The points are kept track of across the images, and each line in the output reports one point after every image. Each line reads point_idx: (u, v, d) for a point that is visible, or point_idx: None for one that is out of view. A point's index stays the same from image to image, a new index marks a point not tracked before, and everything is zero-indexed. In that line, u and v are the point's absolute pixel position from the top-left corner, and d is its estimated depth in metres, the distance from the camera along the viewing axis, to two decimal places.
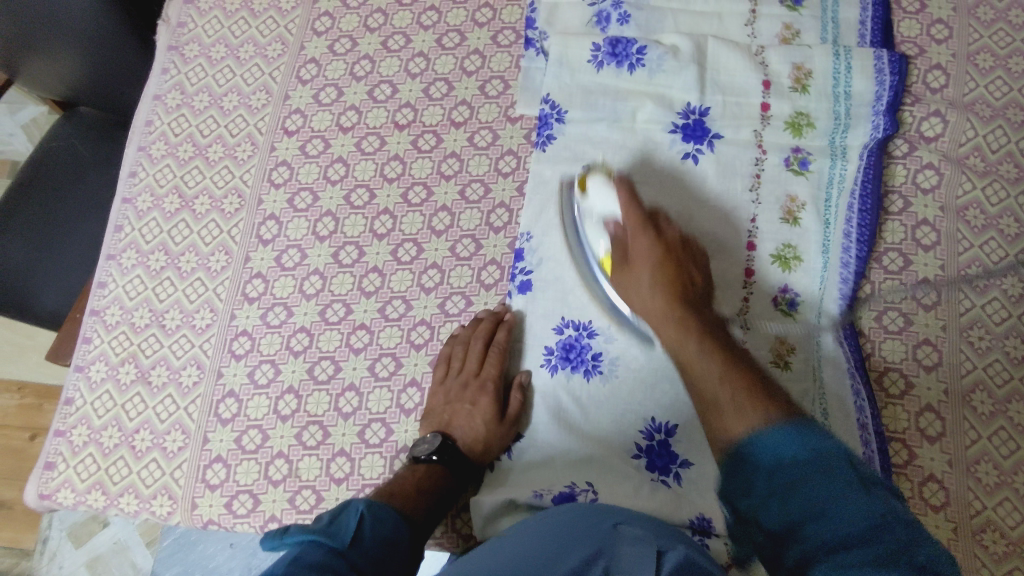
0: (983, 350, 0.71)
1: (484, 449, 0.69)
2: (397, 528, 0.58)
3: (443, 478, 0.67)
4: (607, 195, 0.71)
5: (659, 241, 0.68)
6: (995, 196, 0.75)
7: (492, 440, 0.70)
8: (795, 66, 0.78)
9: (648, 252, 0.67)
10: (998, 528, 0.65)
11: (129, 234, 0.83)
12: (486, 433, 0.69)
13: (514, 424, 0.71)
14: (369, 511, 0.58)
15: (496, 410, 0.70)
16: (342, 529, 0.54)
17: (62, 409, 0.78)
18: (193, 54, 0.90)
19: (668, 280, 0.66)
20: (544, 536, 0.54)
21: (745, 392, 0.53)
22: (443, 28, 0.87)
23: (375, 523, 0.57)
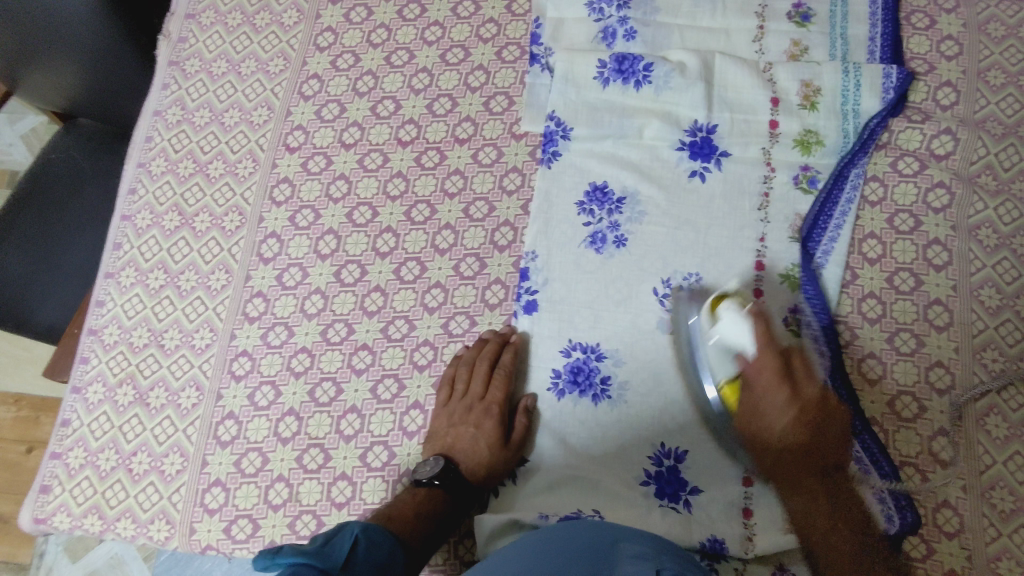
0: (996, 373, 0.69)
1: (488, 474, 0.68)
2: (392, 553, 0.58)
3: (443, 501, 0.65)
4: (735, 330, 0.62)
5: (795, 401, 0.60)
6: (1008, 215, 0.74)
7: (496, 464, 0.68)
8: (803, 83, 0.77)
9: (782, 402, 0.60)
10: (1014, 556, 0.64)
11: (127, 253, 0.82)
12: (491, 458, 0.68)
13: (520, 448, 0.69)
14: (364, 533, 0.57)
15: (500, 434, 0.68)
16: (335, 551, 0.54)
17: (59, 431, 0.76)
18: (194, 70, 0.89)
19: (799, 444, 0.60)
20: (542, 554, 0.53)
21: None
22: (447, 44, 0.86)
23: (369, 547, 0.56)
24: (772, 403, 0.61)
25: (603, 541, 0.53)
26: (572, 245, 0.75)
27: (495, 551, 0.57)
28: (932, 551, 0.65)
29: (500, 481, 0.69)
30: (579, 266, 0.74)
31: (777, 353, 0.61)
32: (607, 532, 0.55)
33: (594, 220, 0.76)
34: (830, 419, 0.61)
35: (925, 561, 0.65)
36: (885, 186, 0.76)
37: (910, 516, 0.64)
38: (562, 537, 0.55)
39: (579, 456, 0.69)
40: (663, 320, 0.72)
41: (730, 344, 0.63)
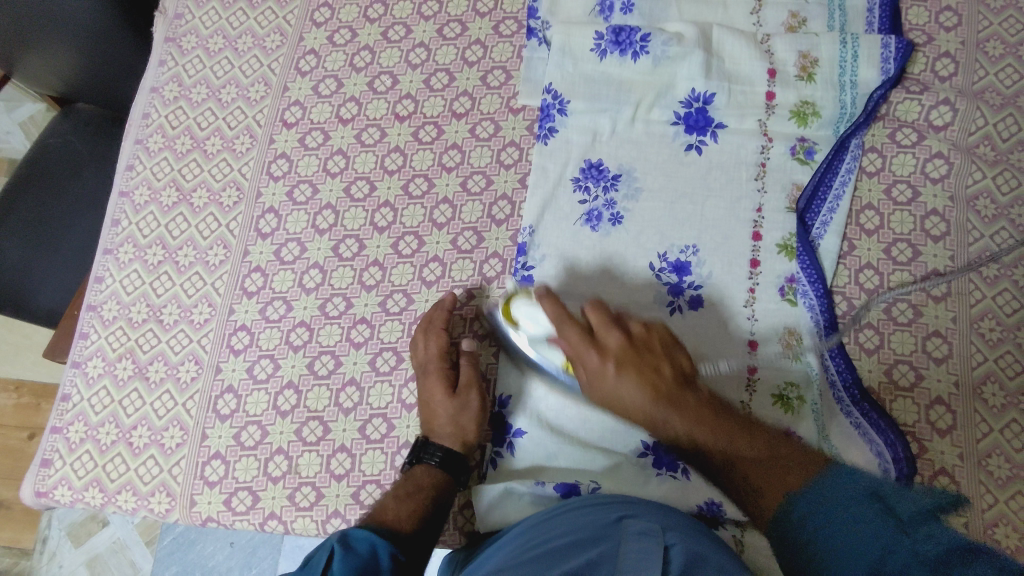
0: (993, 342, 0.69)
1: (460, 429, 0.68)
2: (376, 565, 0.52)
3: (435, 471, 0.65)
4: (541, 318, 0.67)
5: (608, 356, 0.65)
6: (1006, 185, 0.74)
7: (457, 417, 0.68)
8: (801, 54, 0.77)
9: (603, 368, 0.65)
10: (1010, 522, 0.65)
11: (125, 229, 0.82)
12: (453, 415, 0.68)
13: (476, 393, 0.69)
14: (342, 544, 0.52)
15: (446, 389, 0.68)
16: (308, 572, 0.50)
17: (59, 406, 0.77)
18: (190, 46, 0.89)
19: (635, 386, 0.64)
20: (549, 541, 0.55)
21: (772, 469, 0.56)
22: (444, 19, 0.86)
23: (346, 557, 0.51)
24: (604, 370, 0.65)
25: (608, 520, 0.55)
26: (567, 222, 0.75)
27: (505, 543, 0.59)
28: None
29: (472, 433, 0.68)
30: (574, 241, 0.74)
31: (571, 324, 0.66)
32: (612, 511, 0.56)
33: (590, 197, 0.76)
34: (661, 357, 0.65)
35: None
36: (883, 157, 0.76)
37: (907, 468, 0.65)
38: (568, 523, 0.57)
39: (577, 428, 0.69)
40: (658, 294, 0.73)
41: (540, 327, 0.68)
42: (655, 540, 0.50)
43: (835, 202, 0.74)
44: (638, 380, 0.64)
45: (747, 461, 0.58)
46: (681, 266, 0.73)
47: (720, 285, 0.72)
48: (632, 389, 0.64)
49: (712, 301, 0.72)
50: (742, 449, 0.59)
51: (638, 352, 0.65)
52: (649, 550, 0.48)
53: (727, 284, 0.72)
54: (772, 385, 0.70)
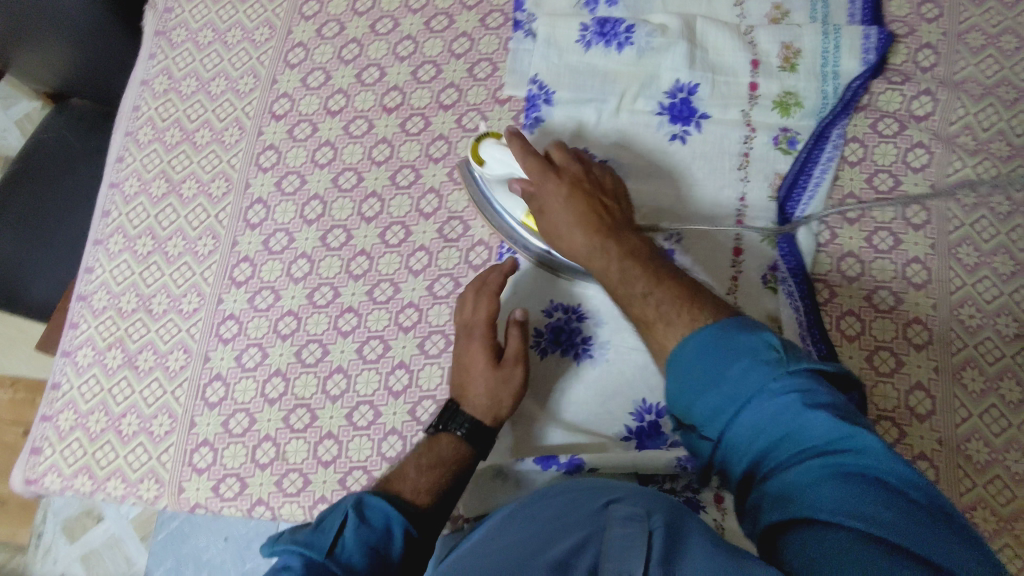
0: (973, 328, 0.70)
1: (494, 403, 0.66)
2: (388, 544, 0.53)
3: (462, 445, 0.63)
4: (505, 158, 0.70)
5: (564, 184, 0.66)
6: (986, 173, 0.75)
7: (497, 390, 0.66)
8: (784, 45, 0.78)
9: (555, 194, 0.66)
10: (988, 506, 0.65)
11: (116, 220, 0.83)
12: (494, 385, 0.66)
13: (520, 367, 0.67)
14: (358, 513, 0.53)
15: (490, 357, 0.67)
16: (324, 535, 0.51)
17: (49, 395, 0.77)
18: (180, 40, 0.89)
19: (582, 217, 0.64)
20: (529, 534, 0.52)
21: (680, 303, 0.56)
22: (431, 12, 0.87)
23: (359, 527, 0.52)
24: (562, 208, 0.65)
25: (595, 505, 0.52)
26: None
27: (489, 527, 0.57)
28: None
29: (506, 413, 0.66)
30: None
31: (533, 154, 0.67)
32: (599, 497, 0.53)
33: None
34: (611, 198, 0.66)
35: None
36: (865, 146, 0.77)
37: None
38: (558, 508, 0.54)
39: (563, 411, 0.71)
40: None
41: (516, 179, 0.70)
42: (640, 524, 0.47)
43: (819, 192, 0.75)
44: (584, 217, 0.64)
45: (664, 291, 0.58)
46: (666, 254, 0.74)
47: (704, 272, 0.73)
48: (580, 222, 0.64)
49: None
50: (659, 279, 0.59)
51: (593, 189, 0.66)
52: (632, 531, 0.45)
53: (711, 270, 0.73)
54: None
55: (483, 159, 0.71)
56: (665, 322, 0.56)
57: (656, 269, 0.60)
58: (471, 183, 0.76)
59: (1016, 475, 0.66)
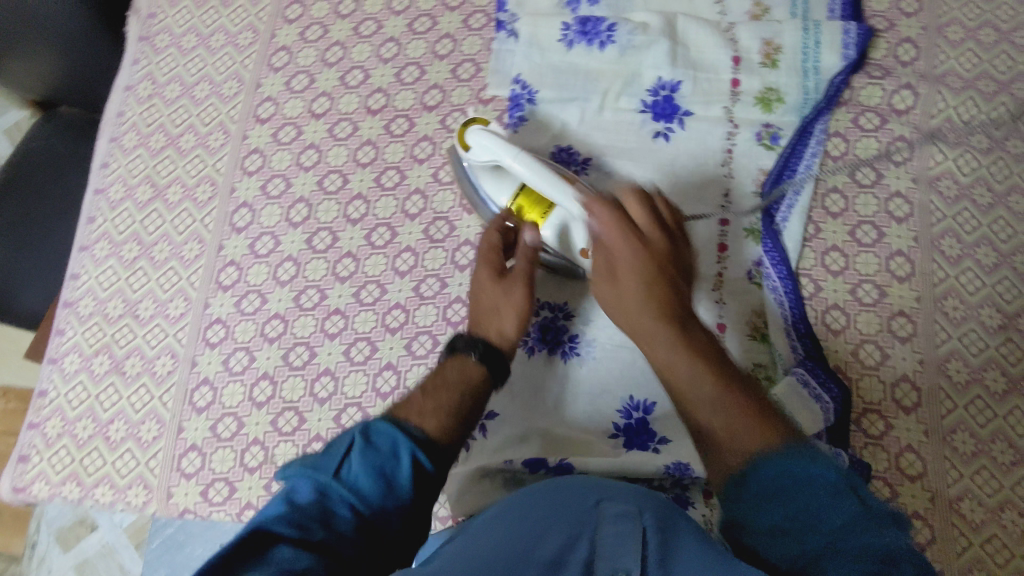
0: (957, 320, 0.71)
1: (500, 313, 0.64)
2: (396, 469, 0.49)
3: (468, 363, 0.59)
4: (492, 145, 0.68)
5: (646, 251, 0.59)
6: (967, 166, 0.75)
7: (500, 304, 0.64)
8: (765, 41, 0.78)
9: (631, 264, 0.58)
10: (975, 497, 0.66)
11: (101, 226, 0.83)
12: (498, 299, 0.65)
13: (524, 286, 0.65)
14: (364, 437, 0.50)
15: (494, 274, 0.66)
16: (331, 460, 0.49)
17: (36, 402, 0.77)
18: (164, 45, 0.90)
19: (658, 294, 0.56)
20: (511, 525, 0.50)
21: (748, 419, 0.48)
22: (414, 13, 0.87)
23: (365, 452, 0.49)
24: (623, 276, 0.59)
25: (585, 505, 0.50)
26: None
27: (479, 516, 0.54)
28: (894, 495, 0.67)
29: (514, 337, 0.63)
30: None
31: (613, 206, 0.61)
32: (589, 494, 0.52)
33: None
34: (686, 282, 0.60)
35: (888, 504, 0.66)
36: (847, 141, 0.77)
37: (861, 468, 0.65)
38: (552, 503, 0.52)
39: (552, 411, 0.71)
40: None
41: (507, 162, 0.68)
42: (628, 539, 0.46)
43: (802, 186, 0.75)
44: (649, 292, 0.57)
45: (734, 395, 0.50)
46: None
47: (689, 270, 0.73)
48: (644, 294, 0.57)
49: None
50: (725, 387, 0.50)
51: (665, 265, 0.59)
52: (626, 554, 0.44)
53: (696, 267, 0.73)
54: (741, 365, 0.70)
55: (469, 145, 0.70)
56: (732, 437, 0.48)
57: (725, 372, 0.51)
58: (460, 174, 0.76)
59: (1001, 465, 0.66)
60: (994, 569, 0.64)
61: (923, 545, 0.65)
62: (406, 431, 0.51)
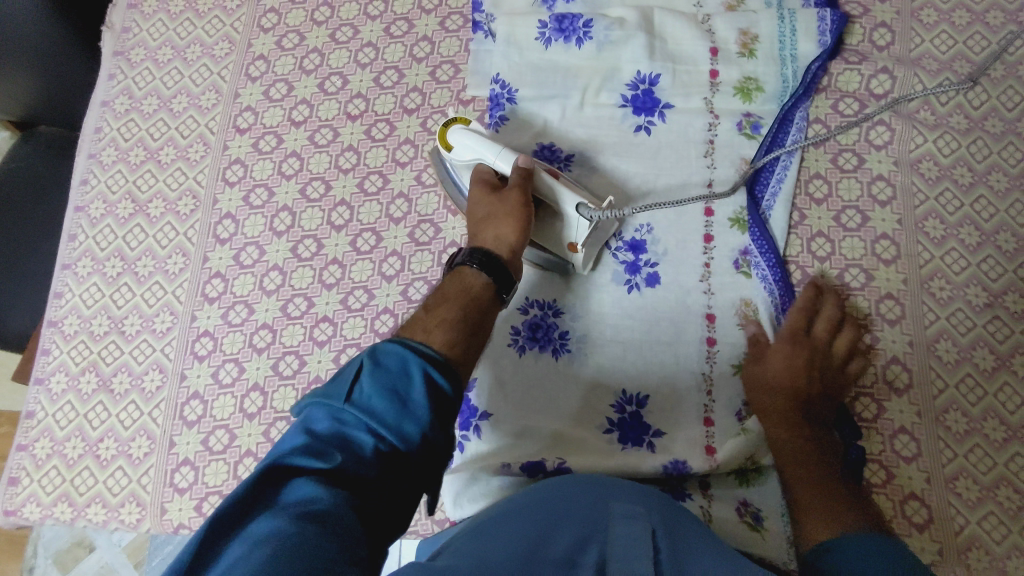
0: (944, 300, 0.71)
1: (495, 217, 0.65)
2: (409, 388, 0.47)
3: (466, 273, 0.59)
4: (473, 141, 0.70)
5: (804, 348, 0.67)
6: (947, 147, 0.76)
7: (495, 210, 0.65)
8: (741, 32, 0.78)
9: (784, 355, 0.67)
10: (970, 475, 0.66)
11: (83, 243, 0.82)
12: (494, 212, 0.65)
13: (516, 190, 0.66)
14: (373, 359, 0.48)
15: (485, 190, 0.68)
16: (341, 385, 0.47)
17: (24, 423, 0.76)
18: (139, 59, 0.89)
19: (791, 382, 0.65)
20: (515, 522, 0.50)
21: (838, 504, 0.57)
22: (390, 17, 0.87)
23: (376, 372, 0.47)
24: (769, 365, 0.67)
25: (589, 500, 0.52)
26: None
27: (479, 518, 0.53)
28: (890, 477, 0.67)
29: (513, 239, 0.64)
30: None
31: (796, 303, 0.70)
32: (592, 494, 0.53)
33: None
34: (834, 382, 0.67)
35: (885, 487, 0.67)
36: (827, 127, 0.78)
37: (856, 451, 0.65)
38: (557, 505, 0.52)
39: (545, 410, 0.70)
40: (617, 273, 0.74)
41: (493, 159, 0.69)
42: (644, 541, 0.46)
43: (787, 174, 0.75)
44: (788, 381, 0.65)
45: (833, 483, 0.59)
46: (636, 244, 0.74)
47: (676, 262, 0.73)
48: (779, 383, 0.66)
49: (668, 278, 0.73)
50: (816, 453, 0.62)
51: (813, 361, 0.66)
52: (637, 542, 0.46)
53: (682, 259, 0.73)
54: (730, 356, 0.70)
55: (451, 145, 0.71)
56: (821, 514, 0.57)
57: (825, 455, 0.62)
58: (444, 176, 0.76)
59: (995, 443, 0.67)
60: (992, 545, 0.64)
61: (921, 525, 0.65)
62: (414, 349, 0.49)
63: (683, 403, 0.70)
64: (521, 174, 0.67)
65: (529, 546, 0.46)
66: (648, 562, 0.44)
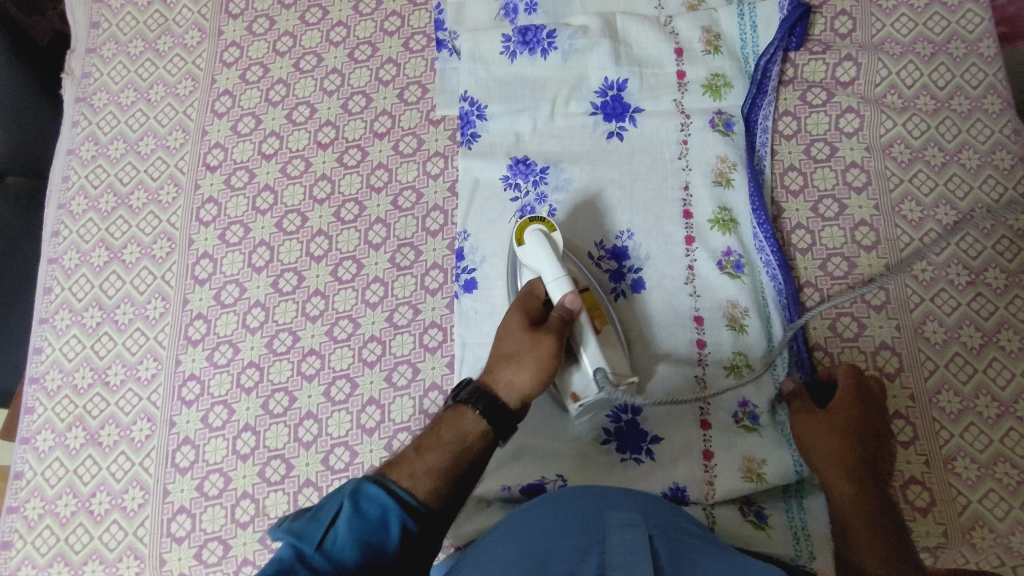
0: (927, 282, 0.71)
1: (519, 362, 0.58)
2: (381, 538, 0.50)
3: (466, 415, 0.56)
4: (540, 253, 0.63)
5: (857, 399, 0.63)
6: (917, 129, 0.76)
7: (523, 351, 0.58)
8: (704, 30, 0.79)
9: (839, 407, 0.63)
10: (967, 454, 0.66)
11: (59, 295, 0.81)
12: (520, 352, 0.58)
13: (551, 336, 0.58)
14: (351, 502, 0.50)
15: (524, 321, 0.60)
16: (316, 527, 0.49)
17: (13, 484, 0.75)
18: (102, 103, 0.88)
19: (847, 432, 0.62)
20: (515, 543, 0.49)
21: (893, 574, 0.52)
22: (353, 42, 0.86)
23: (352, 517, 0.50)
24: (828, 412, 0.64)
25: (585, 510, 0.52)
26: (502, 220, 0.75)
27: (477, 542, 0.53)
28: None
29: (527, 390, 0.57)
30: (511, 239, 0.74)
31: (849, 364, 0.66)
32: (585, 503, 0.53)
33: (521, 194, 0.76)
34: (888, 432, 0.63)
35: None
36: (797, 119, 0.78)
37: None
38: (548, 518, 0.51)
39: (545, 429, 0.69)
40: (603, 281, 0.73)
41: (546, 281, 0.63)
42: (641, 542, 0.47)
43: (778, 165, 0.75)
44: (842, 420, 0.62)
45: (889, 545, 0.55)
46: (619, 252, 0.74)
47: (661, 266, 0.73)
48: (831, 422, 0.63)
49: (651, 283, 0.73)
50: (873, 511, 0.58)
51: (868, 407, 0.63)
52: (635, 549, 0.46)
53: (668, 262, 0.73)
54: (723, 356, 0.70)
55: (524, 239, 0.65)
56: None
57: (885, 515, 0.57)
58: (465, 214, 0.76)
59: (989, 420, 0.67)
60: (995, 522, 0.64)
61: (923, 508, 0.65)
62: (396, 496, 0.51)
63: (679, 407, 0.69)
64: (561, 315, 0.60)
65: (531, 567, 0.45)
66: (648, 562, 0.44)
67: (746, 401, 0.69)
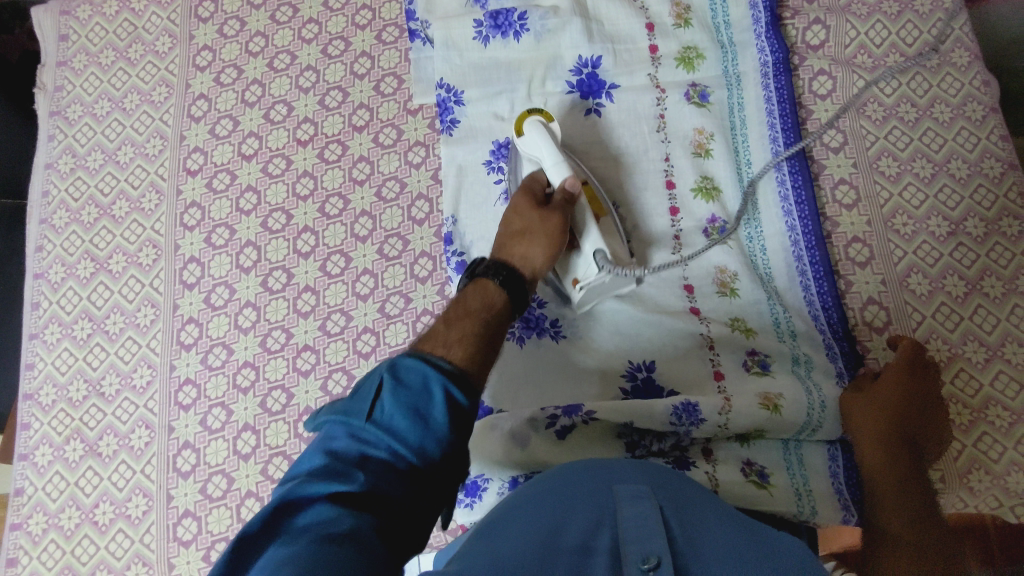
0: (909, 235, 0.72)
1: (527, 234, 0.62)
2: (429, 406, 0.45)
3: (489, 285, 0.56)
4: (540, 141, 0.68)
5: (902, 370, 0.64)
6: (888, 87, 0.77)
7: (534, 226, 0.63)
8: (673, 4, 0.79)
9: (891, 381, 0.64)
10: (960, 400, 0.67)
11: (47, 310, 0.80)
12: (531, 227, 0.63)
13: (558, 214, 0.63)
14: (393, 373, 0.46)
15: (531, 201, 0.65)
16: (361, 404, 0.46)
17: (15, 501, 0.75)
18: (77, 116, 0.87)
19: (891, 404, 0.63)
20: (524, 515, 0.49)
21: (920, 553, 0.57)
22: (326, 38, 0.86)
23: (396, 389, 0.45)
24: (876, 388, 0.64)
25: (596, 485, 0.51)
26: (488, 204, 0.75)
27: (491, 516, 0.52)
28: None
29: (540, 263, 0.61)
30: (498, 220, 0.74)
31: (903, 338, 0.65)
32: (596, 476, 0.53)
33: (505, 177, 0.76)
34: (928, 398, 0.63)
35: None
36: None
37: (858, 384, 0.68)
38: (560, 493, 0.51)
39: (564, 387, 0.70)
40: None
41: (546, 168, 0.67)
42: (653, 515, 0.47)
43: (772, 117, 0.75)
44: (887, 393, 0.63)
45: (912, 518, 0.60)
46: None
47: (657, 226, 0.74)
48: (876, 397, 0.64)
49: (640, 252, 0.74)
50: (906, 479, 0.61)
51: (911, 377, 0.63)
52: (647, 521, 0.46)
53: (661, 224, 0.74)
54: (720, 320, 0.71)
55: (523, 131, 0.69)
56: None
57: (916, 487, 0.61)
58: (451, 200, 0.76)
59: (979, 365, 0.68)
60: (991, 465, 0.65)
61: None
62: (434, 363, 0.47)
63: (689, 363, 0.70)
64: (566, 197, 0.64)
65: (541, 540, 0.45)
66: (660, 536, 0.45)
67: (756, 349, 0.69)
